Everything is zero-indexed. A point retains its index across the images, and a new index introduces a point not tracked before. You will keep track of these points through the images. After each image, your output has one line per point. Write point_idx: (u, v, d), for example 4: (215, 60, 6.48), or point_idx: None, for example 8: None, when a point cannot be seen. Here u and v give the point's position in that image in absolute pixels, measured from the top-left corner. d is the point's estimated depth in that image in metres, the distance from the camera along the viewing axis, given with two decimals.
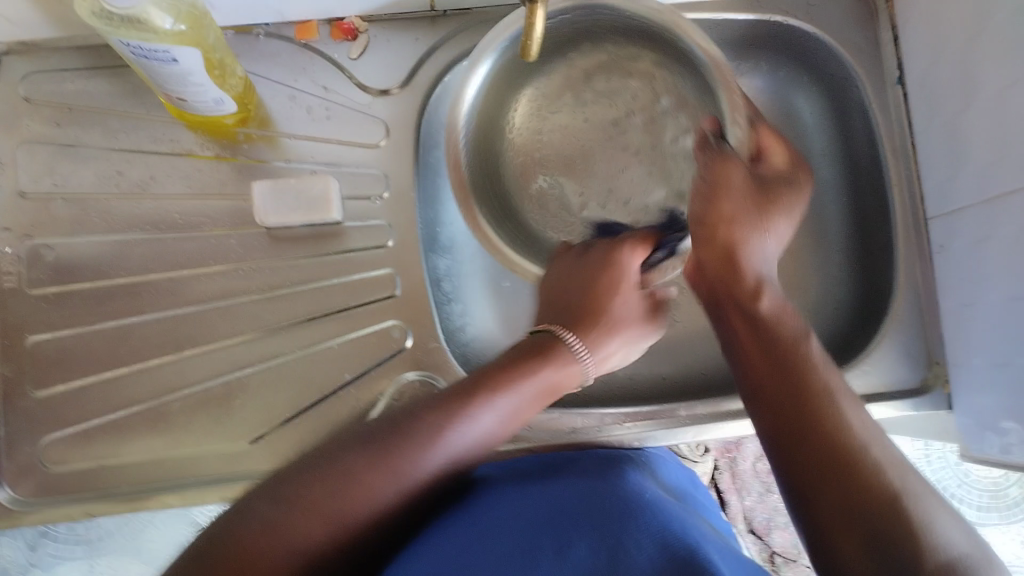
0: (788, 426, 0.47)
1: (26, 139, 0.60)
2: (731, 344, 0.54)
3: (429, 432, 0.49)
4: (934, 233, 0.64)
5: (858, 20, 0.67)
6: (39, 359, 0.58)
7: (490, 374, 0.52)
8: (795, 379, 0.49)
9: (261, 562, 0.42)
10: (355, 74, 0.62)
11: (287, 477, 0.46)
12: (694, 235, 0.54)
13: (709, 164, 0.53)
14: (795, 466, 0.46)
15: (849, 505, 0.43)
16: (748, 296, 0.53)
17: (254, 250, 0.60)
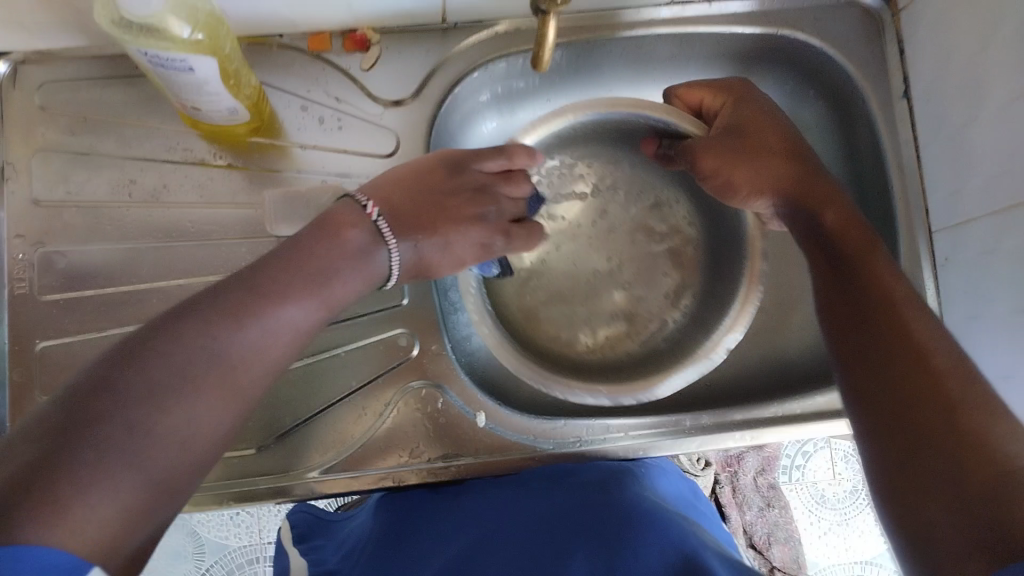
0: (875, 372, 0.46)
1: (40, 146, 0.61)
2: (812, 239, 0.55)
3: (198, 326, 0.41)
4: (939, 246, 0.65)
5: (865, 35, 0.68)
6: (49, 365, 0.59)
7: (300, 262, 0.47)
8: (854, 277, 0.51)
9: (87, 504, 0.34)
10: (367, 85, 0.63)
11: (98, 393, 0.37)
12: (707, 180, 0.58)
13: (692, 147, 0.58)
14: (918, 460, 0.41)
15: (959, 479, 0.38)
16: (819, 201, 0.55)
17: (265, 257, 0.61)
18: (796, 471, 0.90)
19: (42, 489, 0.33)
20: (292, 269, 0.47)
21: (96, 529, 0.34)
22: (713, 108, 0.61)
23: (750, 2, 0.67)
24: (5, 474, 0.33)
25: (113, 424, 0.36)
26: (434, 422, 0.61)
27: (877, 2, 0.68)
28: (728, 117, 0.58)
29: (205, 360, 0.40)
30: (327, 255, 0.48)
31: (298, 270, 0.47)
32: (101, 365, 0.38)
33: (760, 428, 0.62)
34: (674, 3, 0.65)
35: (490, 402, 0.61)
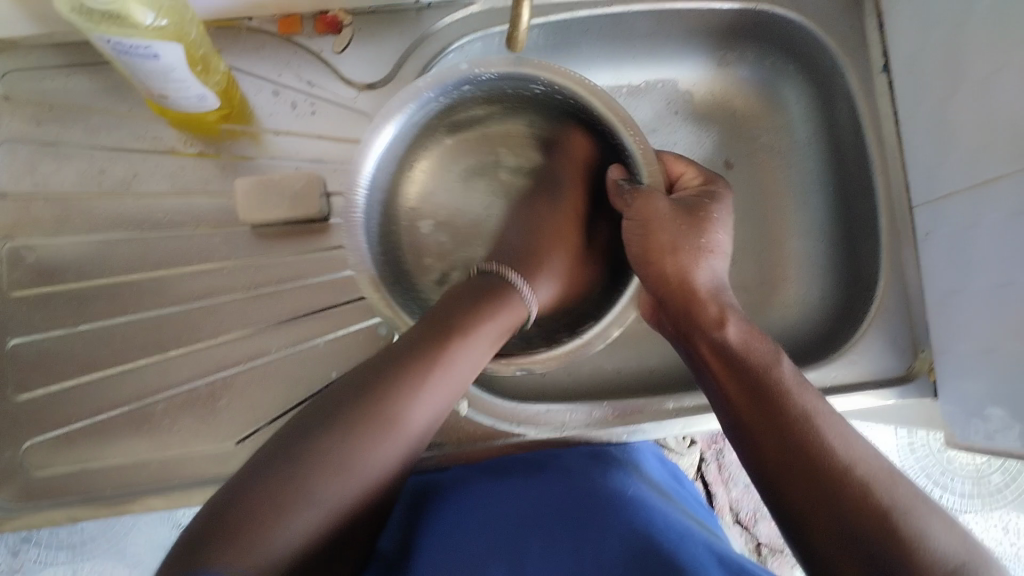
0: (778, 456, 0.46)
1: (6, 138, 0.59)
2: (699, 360, 0.53)
3: (372, 394, 0.43)
4: (920, 220, 0.64)
5: (845, 8, 0.67)
6: (22, 362, 0.57)
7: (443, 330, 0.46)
8: (769, 412, 0.47)
9: (281, 528, 0.38)
10: (339, 68, 0.62)
11: (324, 413, 0.42)
12: (645, 274, 0.55)
13: (632, 212, 0.55)
14: (796, 504, 0.44)
15: (836, 511, 0.42)
16: (713, 323, 0.52)
17: (239, 248, 0.59)
18: None
19: (254, 519, 0.38)
20: (472, 311, 0.47)
21: (276, 552, 0.37)
22: (685, 184, 0.60)
23: None
24: (242, 473, 0.40)
25: (323, 492, 0.40)
26: None
27: None
28: (683, 199, 0.56)
29: (376, 408, 0.43)
30: (471, 317, 0.47)
31: (414, 347, 0.45)
32: (309, 420, 0.42)
33: None
34: None
35: (472, 388, 0.60)
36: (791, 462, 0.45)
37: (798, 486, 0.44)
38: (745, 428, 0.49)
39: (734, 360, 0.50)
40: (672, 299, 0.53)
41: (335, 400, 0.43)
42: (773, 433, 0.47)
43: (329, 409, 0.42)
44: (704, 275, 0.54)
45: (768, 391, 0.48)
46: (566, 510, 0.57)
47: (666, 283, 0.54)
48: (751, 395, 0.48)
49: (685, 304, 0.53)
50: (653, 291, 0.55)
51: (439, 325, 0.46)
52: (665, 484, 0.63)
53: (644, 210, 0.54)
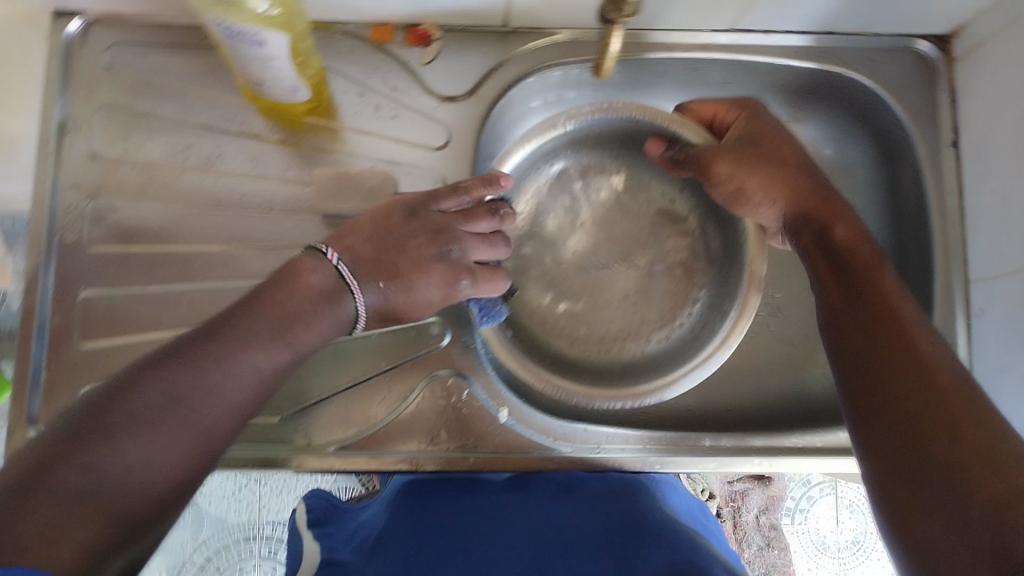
0: (892, 409, 0.44)
1: (103, 105, 0.63)
2: (805, 262, 0.54)
3: (173, 372, 0.42)
4: (974, 296, 0.65)
5: (918, 80, 0.69)
6: (90, 313, 0.60)
7: (267, 307, 0.48)
8: (903, 363, 0.45)
9: (108, 460, 0.38)
10: (423, 78, 0.65)
11: (127, 383, 0.42)
12: (749, 191, 0.57)
13: (694, 159, 0.59)
14: (924, 442, 0.41)
15: (946, 441, 0.40)
16: (828, 217, 0.54)
17: (308, 233, 0.62)
18: (800, 513, 0.89)
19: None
20: (260, 320, 0.48)
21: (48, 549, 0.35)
22: (726, 121, 0.61)
23: (807, 37, 0.68)
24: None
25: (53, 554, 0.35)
26: (456, 411, 0.62)
27: (933, 49, 0.69)
28: (739, 132, 0.58)
29: (169, 407, 0.42)
30: (291, 307, 0.49)
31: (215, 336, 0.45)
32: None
33: (777, 456, 0.62)
34: (734, 29, 0.67)
35: (515, 400, 0.62)
36: (892, 384, 0.44)
37: (883, 384, 0.45)
38: (840, 334, 0.49)
39: (844, 264, 0.51)
40: (799, 205, 0.55)
41: (139, 372, 0.42)
42: (863, 320, 0.48)
43: (80, 423, 0.39)
44: (808, 178, 0.56)
45: (887, 308, 0.48)
46: (601, 530, 0.54)
47: (788, 194, 0.56)
48: (862, 295, 0.49)
49: (810, 205, 0.54)
50: (767, 207, 0.57)
51: (261, 303, 0.49)
52: (690, 512, 0.62)
53: (719, 167, 0.57)
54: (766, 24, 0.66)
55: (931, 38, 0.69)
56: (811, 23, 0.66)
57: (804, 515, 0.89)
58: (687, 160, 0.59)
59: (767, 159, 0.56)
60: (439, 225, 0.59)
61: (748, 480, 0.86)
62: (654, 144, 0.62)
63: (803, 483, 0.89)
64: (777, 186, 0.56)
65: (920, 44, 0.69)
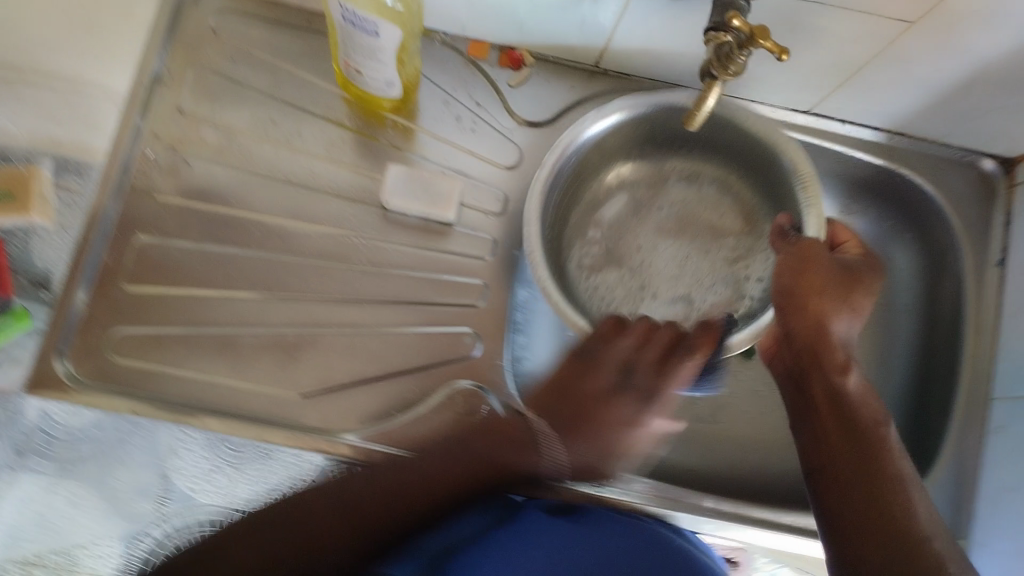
0: (844, 502, 0.52)
1: (200, 63, 0.65)
2: (807, 404, 0.57)
3: (336, 491, 0.53)
4: (996, 414, 0.66)
5: (977, 196, 0.70)
6: (145, 258, 0.61)
7: (373, 486, 0.53)
8: (870, 489, 0.52)
9: (246, 553, 0.51)
10: (508, 99, 0.67)
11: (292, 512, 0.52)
12: (785, 307, 0.57)
13: (795, 250, 0.57)
14: (854, 545, 0.50)
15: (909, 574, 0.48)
16: (837, 368, 0.55)
17: (367, 225, 0.64)
18: None
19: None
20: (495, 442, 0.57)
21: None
22: (846, 248, 0.61)
23: (878, 134, 0.71)
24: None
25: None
26: (471, 420, 0.60)
27: (996, 169, 0.71)
28: (840, 260, 0.58)
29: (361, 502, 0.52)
30: (485, 445, 0.56)
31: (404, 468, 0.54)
32: (246, 529, 0.52)
33: (775, 530, 0.62)
34: (811, 112, 0.69)
35: None
36: (868, 519, 0.51)
37: (862, 509, 0.51)
38: (818, 467, 0.54)
39: (847, 411, 0.55)
40: (802, 335, 0.56)
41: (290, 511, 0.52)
42: (840, 453, 0.53)
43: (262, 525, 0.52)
44: (849, 330, 0.57)
45: (867, 443, 0.53)
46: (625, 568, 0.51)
47: (806, 328, 0.56)
48: (845, 420, 0.55)
49: (819, 345, 0.55)
50: (779, 323, 0.57)
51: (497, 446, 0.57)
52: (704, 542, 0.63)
53: (811, 275, 0.56)
54: (843, 113, 0.69)
55: (996, 159, 0.71)
56: (885, 121, 0.69)
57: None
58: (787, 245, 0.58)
59: (846, 290, 0.57)
60: (602, 356, 0.59)
61: None
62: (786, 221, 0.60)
63: None
64: (843, 327, 0.56)
65: (983, 162, 0.71)
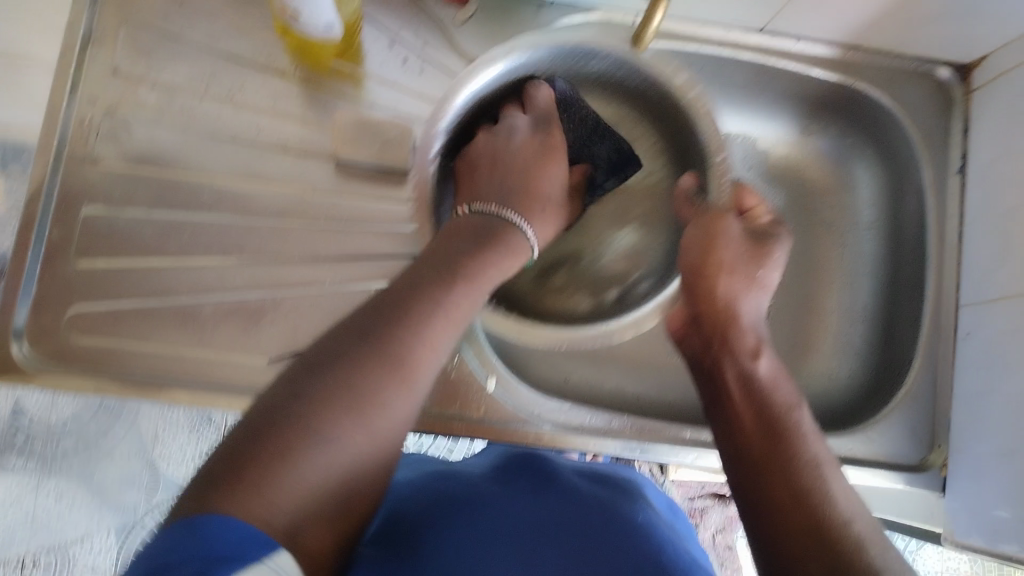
0: (752, 475, 0.47)
1: (130, 20, 0.61)
2: (719, 394, 0.53)
3: (426, 303, 0.47)
4: (963, 320, 0.66)
5: (935, 107, 0.70)
6: (92, 231, 0.59)
7: (441, 290, 0.48)
8: (777, 447, 0.48)
9: (306, 469, 0.37)
10: (455, 38, 0.64)
11: (326, 357, 0.42)
12: (694, 284, 0.60)
13: (699, 215, 0.63)
14: (781, 519, 0.44)
15: (817, 537, 0.42)
16: (746, 353, 0.55)
17: (321, 180, 0.62)
18: None
19: (242, 481, 0.36)
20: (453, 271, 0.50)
21: (306, 487, 0.37)
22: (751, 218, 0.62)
23: (834, 50, 0.69)
24: (235, 442, 0.38)
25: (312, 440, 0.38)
26: (446, 375, 0.60)
27: (953, 76, 0.70)
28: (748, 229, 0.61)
29: (399, 359, 0.44)
30: (478, 262, 0.52)
31: (438, 291, 0.48)
32: (299, 373, 0.42)
33: None
34: (765, 32, 0.68)
35: (503, 368, 0.61)
36: (781, 480, 0.46)
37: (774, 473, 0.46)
38: (729, 438, 0.50)
39: (755, 393, 0.52)
40: (710, 318, 0.57)
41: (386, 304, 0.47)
42: (749, 424, 0.50)
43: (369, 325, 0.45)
44: (754, 304, 0.59)
45: (777, 420, 0.50)
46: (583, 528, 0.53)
47: (713, 300, 0.58)
48: (749, 393, 0.52)
49: (726, 324, 0.57)
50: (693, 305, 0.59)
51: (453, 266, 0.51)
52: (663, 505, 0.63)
53: (716, 228, 0.61)
54: (798, 30, 0.67)
55: (951, 67, 0.70)
56: (841, 35, 0.67)
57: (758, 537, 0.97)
58: (699, 215, 0.63)
59: (748, 266, 0.60)
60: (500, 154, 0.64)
61: (708, 497, 0.95)
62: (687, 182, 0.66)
63: None
64: (726, 288, 0.58)
65: (940, 71, 0.70)
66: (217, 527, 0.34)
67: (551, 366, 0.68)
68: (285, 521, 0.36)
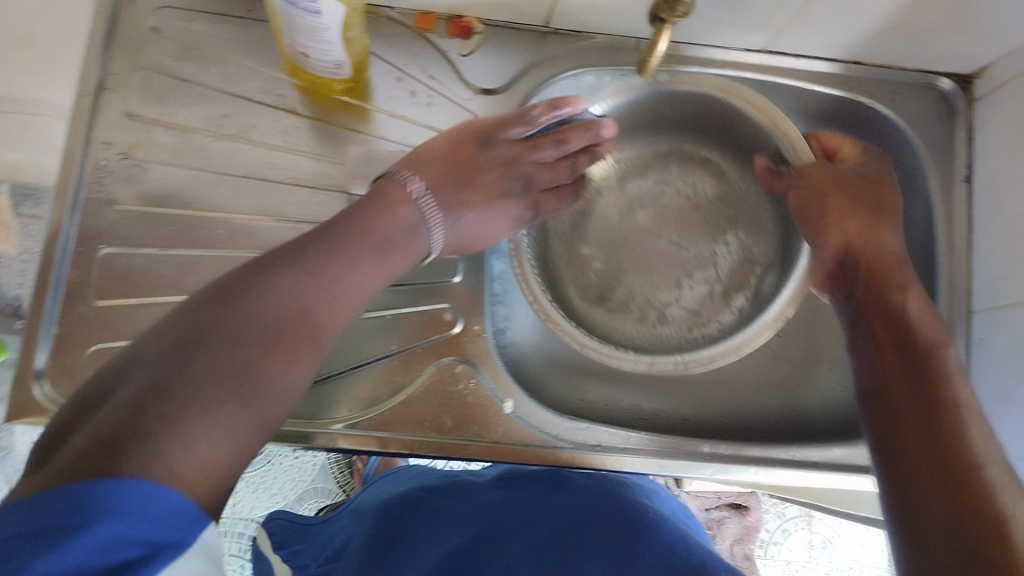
0: (891, 416, 0.50)
1: (142, 65, 0.63)
2: (864, 333, 0.56)
3: (275, 279, 0.46)
4: (977, 326, 0.66)
5: (939, 118, 0.71)
6: (111, 270, 0.60)
7: (337, 266, 0.49)
8: (916, 385, 0.50)
9: (188, 444, 0.37)
10: (462, 69, 0.66)
11: (212, 319, 0.42)
12: (817, 236, 0.60)
13: (798, 177, 0.61)
14: (910, 472, 0.46)
15: (948, 482, 0.44)
16: (894, 288, 0.56)
17: (332, 211, 0.63)
18: (773, 546, 0.97)
19: (116, 449, 0.35)
20: (353, 239, 0.51)
21: (194, 459, 0.36)
22: (844, 155, 0.63)
23: (835, 65, 0.70)
24: (126, 399, 0.37)
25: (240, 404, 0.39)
26: (462, 399, 0.61)
27: (955, 88, 0.71)
28: (853, 168, 0.61)
29: (286, 316, 0.45)
30: (383, 218, 0.53)
31: (311, 262, 0.48)
32: (174, 338, 0.41)
33: (773, 466, 0.63)
34: (765, 51, 0.69)
35: (520, 392, 0.62)
36: (921, 422, 0.48)
37: (915, 419, 0.48)
38: (876, 380, 0.53)
39: (903, 333, 0.54)
40: (862, 263, 0.58)
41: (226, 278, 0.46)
42: (895, 367, 0.52)
43: (209, 295, 0.44)
44: (889, 240, 0.59)
45: (921, 360, 0.51)
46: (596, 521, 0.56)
47: (854, 248, 0.59)
48: (900, 332, 0.54)
49: (874, 269, 0.57)
50: (832, 252, 0.60)
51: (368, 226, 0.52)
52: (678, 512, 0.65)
53: (817, 181, 0.60)
54: (797, 47, 0.68)
55: (953, 78, 0.71)
56: (841, 52, 0.68)
57: (777, 547, 0.97)
58: (789, 180, 0.61)
59: (865, 202, 0.60)
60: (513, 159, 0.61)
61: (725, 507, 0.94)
62: (763, 160, 0.63)
63: (778, 516, 0.97)
64: (856, 230, 0.59)
65: (942, 82, 0.71)
66: (127, 500, 0.33)
67: (567, 386, 0.68)
68: (197, 489, 0.36)
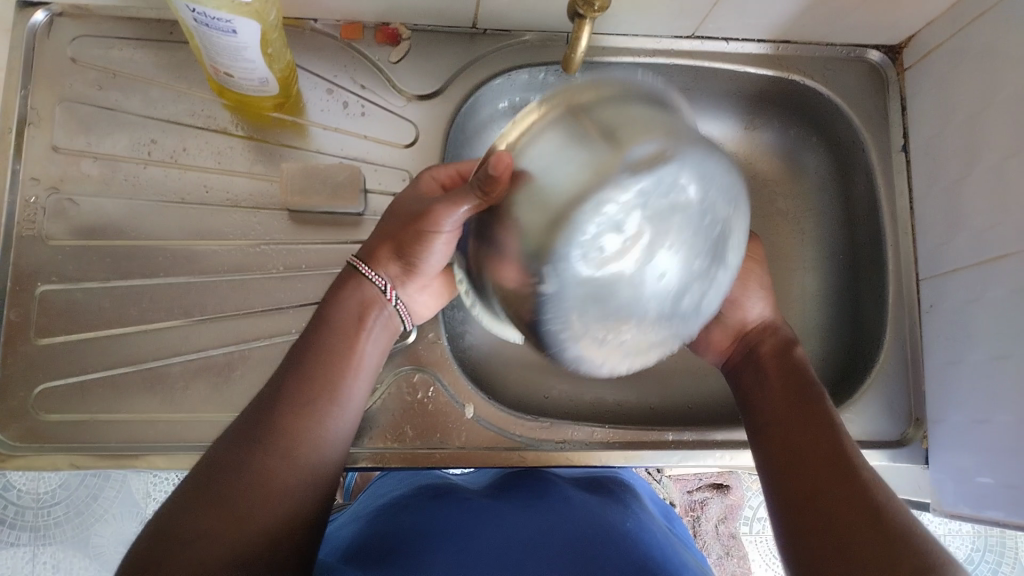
0: (786, 471, 0.48)
1: (65, 97, 0.62)
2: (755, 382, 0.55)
3: (292, 397, 0.47)
4: (926, 292, 0.67)
5: (871, 89, 0.71)
6: (48, 308, 0.59)
7: (349, 347, 0.50)
8: (811, 438, 0.49)
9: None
10: (393, 77, 0.65)
11: (206, 471, 0.43)
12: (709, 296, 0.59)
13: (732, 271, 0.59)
14: (811, 521, 0.45)
15: (852, 521, 0.43)
16: (764, 338, 0.58)
17: (273, 229, 0.62)
18: (757, 522, 0.98)
19: None
20: (336, 349, 0.50)
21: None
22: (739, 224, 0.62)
23: (765, 46, 0.70)
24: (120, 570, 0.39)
25: (242, 533, 0.42)
26: (422, 408, 0.61)
27: (884, 58, 0.71)
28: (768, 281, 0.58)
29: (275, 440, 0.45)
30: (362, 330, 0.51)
31: (334, 359, 0.49)
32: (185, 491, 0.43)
33: (740, 449, 0.63)
34: (695, 36, 0.69)
35: (480, 394, 0.62)
36: (817, 472, 0.47)
37: (808, 472, 0.47)
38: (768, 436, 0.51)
39: (794, 382, 0.54)
40: (750, 329, 0.58)
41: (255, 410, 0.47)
42: (788, 422, 0.51)
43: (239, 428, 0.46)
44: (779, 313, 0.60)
45: (807, 410, 0.51)
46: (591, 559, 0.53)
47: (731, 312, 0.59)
48: (788, 378, 0.54)
49: (757, 330, 0.58)
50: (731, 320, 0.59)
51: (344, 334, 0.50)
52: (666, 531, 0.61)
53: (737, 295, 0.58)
54: (726, 31, 0.68)
55: (882, 49, 0.72)
56: (770, 32, 0.69)
57: (761, 522, 0.98)
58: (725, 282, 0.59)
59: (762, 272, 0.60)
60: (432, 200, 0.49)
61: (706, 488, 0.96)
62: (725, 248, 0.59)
63: (759, 492, 0.98)
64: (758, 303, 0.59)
65: (872, 53, 0.72)
66: None
67: (528, 386, 0.68)
68: None
